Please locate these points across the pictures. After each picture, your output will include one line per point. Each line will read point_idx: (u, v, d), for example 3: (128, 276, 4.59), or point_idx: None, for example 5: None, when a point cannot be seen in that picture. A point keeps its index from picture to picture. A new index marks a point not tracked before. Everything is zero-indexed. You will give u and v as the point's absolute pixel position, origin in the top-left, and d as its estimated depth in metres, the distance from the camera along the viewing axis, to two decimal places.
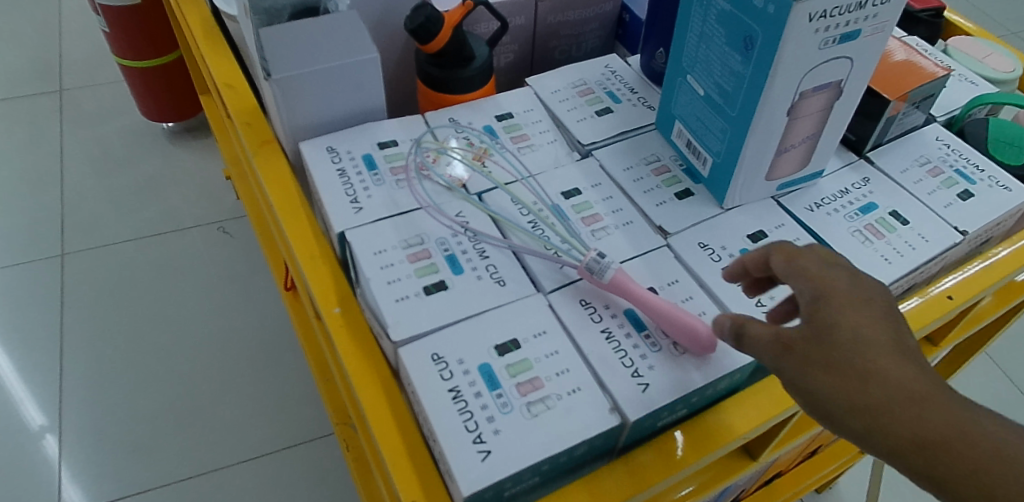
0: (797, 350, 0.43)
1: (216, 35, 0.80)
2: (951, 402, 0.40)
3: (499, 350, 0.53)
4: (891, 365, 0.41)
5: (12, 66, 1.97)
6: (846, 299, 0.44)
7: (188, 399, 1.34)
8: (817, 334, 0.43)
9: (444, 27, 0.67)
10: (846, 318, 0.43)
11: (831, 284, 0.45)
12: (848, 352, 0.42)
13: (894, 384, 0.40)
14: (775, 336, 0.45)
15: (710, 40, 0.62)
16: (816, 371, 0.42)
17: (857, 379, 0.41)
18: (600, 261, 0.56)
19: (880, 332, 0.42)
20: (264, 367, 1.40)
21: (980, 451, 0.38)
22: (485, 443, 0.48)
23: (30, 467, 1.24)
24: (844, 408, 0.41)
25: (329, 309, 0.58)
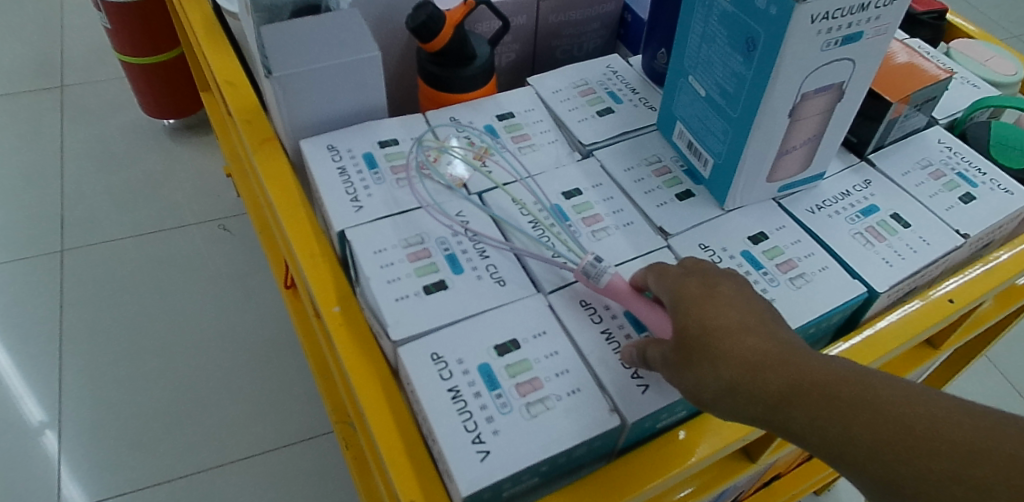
0: (670, 351, 0.47)
1: (217, 32, 0.80)
2: (802, 363, 0.43)
3: (499, 350, 0.52)
4: (745, 342, 0.44)
5: (14, 61, 1.97)
6: (701, 294, 0.48)
7: (188, 396, 1.34)
8: (678, 329, 0.47)
9: (445, 26, 0.67)
10: (701, 310, 0.47)
11: (690, 284, 0.49)
12: (706, 338, 0.45)
13: (749, 360, 0.44)
14: (656, 344, 0.49)
15: (711, 41, 0.62)
16: (683, 365, 0.46)
17: (715, 363, 0.44)
18: (598, 265, 0.55)
19: (730, 315, 0.46)
20: (263, 365, 1.39)
21: (834, 402, 0.41)
22: (484, 443, 0.48)
23: (29, 463, 1.24)
24: (713, 389, 0.45)
25: (329, 308, 0.58)
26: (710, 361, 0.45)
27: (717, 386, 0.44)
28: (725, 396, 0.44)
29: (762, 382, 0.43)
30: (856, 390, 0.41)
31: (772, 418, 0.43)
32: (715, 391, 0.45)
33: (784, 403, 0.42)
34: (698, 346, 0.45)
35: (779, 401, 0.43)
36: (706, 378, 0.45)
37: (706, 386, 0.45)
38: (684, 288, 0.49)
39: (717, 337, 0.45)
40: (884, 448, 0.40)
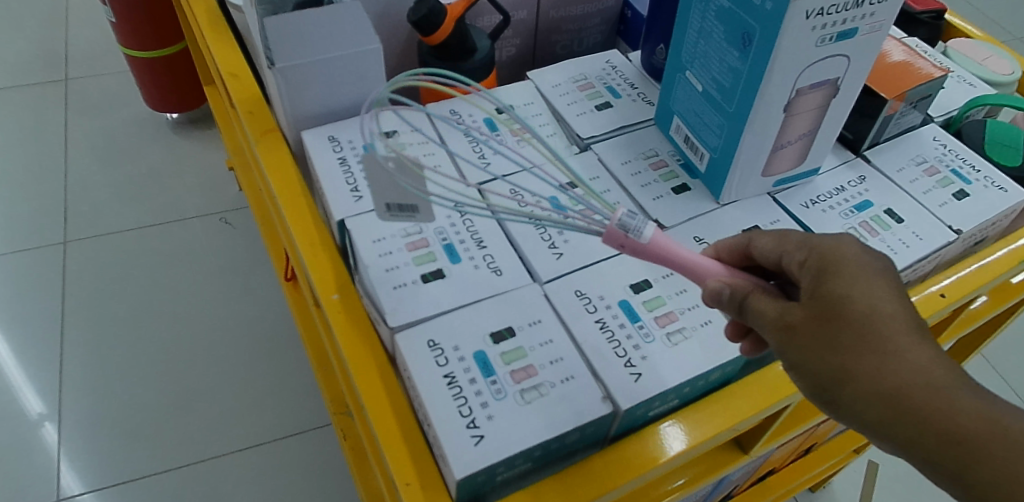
0: (806, 326, 0.44)
1: (221, 25, 0.80)
2: (967, 393, 0.41)
3: (494, 338, 0.53)
4: (909, 346, 0.42)
5: (19, 54, 1.98)
6: (859, 270, 0.44)
7: (187, 388, 1.35)
8: (829, 308, 0.43)
9: (446, 19, 0.68)
10: (861, 290, 0.43)
11: (842, 254, 0.45)
12: (867, 328, 0.42)
13: (914, 369, 0.41)
14: (772, 314, 0.45)
15: (708, 36, 0.63)
16: (826, 350, 0.43)
17: (876, 360, 0.41)
18: (636, 217, 0.51)
19: (891, 303, 0.43)
20: (263, 357, 1.40)
21: (996, 441, 0.40)
22: (478, 428, 0.48)
23: (28, 454, 1.25)
24: (869, 385, 0.42)
25: (328, 296, 0.58)
26: (872, 358, 0.42)
27: (867, 383, 0.42)
28: (873, 396, 0.42)
29: (924, 396, 0.41)
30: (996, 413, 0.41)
31: (921, 430, 0.41)
32: (863, 387, 0.42)
33: (942, 424, 0.40)
34: (865, 333, 0.42)
35: (937, 422, 0.40)
36: (862, 373, 0.42)
37: (854, 379, 0.42)
38: (833, 257, 0.45)
39: (882, 332, 0.42)
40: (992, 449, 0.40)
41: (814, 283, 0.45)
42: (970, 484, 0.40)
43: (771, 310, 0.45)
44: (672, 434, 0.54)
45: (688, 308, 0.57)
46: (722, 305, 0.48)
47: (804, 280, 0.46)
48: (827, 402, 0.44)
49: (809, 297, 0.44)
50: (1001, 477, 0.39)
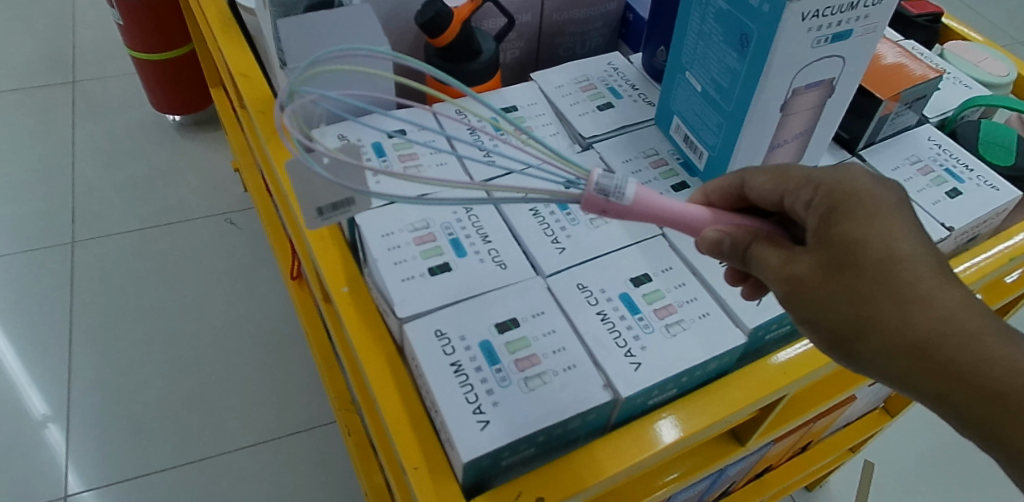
0: (821, 275, 0.44)
1: (232, 27, 0.82)
2: (997, 344, 0.41)
3: (499, 328, 0.55)
4: (933, 290, 0.42)
5: (27, 57, 2.00)
6: (873, 211, 0.44)
7: (191, 388, 1.36)
8: (843, 256, 0.44)
9: (453, 22, 0.70)
10: (877, 234, 0.43)
11: (854, 195, 0.45)
12: (885, 275, 0.42)
13: (938, 315, 0.41)
14: (781, 264, 0.46)
15: (708, 37, 0.65)
16: (840, 300, 0.44)
17: (898, 307, 0.42)
18: (613, 178, 0.50)
19: (911, 243, 0.43)
20: (265, 357, 1.42)
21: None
22: (484, 414, 0.50)
23: (33, 453, 1.27)
24: (892, 335, 0.42)
25: (338, 288, 0.60)
26: (892, 305, 0.42)
27: (887, 333, 0.42)
28: (896, 347, 0.42)
29: (949, 342, 0.41)
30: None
31: (945, 381, 0.41)
32: (885, 337, 0.42)
33: (968, 373, 0.41)
34: (884, 279, 0.42)
35: (962, 370, 0.41)
36: (884, 323, 0.42)
37: (874, 329, 0.43)
38: (845, 199, 0.45)
39: (903, 278, 0.42)
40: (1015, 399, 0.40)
41: (826, 228, 0.45)
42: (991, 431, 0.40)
43: (779, 258, 0.47)
44: (664, 428, 0.55)
45: (687, 301, 0.59)
46: (725, 254, 0.51)
47: (815, 221, 0.46)
48: (847, 351, 0.45)
49: (822, 244, 0.45)
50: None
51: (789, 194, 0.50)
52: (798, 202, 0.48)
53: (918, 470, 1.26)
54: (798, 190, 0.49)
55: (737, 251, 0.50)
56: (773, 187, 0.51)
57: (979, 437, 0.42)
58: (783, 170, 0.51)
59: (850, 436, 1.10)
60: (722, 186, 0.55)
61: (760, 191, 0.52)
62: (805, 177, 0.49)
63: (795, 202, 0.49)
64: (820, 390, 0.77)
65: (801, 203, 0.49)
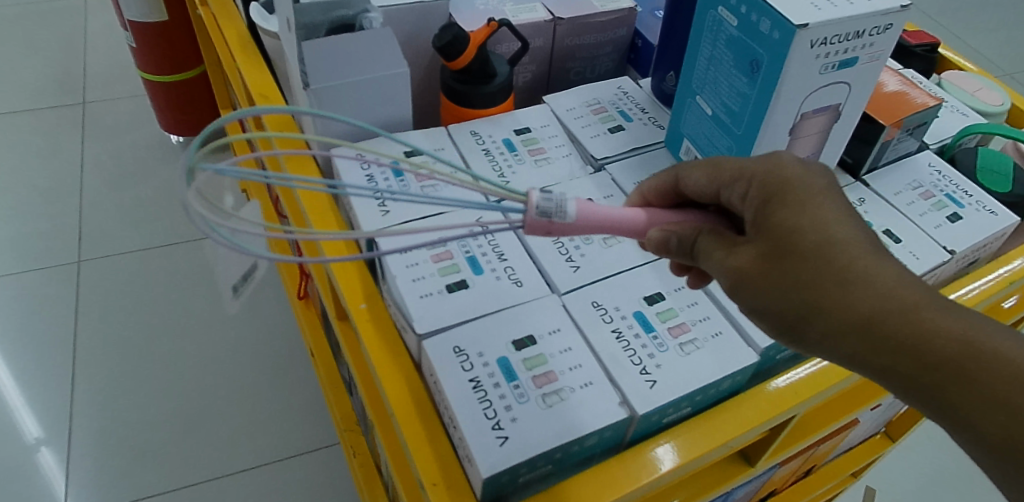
0: (762, 265, 0.44)
1: (251, 48, 0.83)
2: (938, 314, 0.41)
3: (516, 345, 0.56)
4: (872, 269, 0.42)
5: (38, 78, 2.03)
6: (806, 197, 0.45)
7: (187, 411, 1.36)
8: (783, 245, 0.44)
9: (469, 46, 0.72)
10: (813, 222, 0.43)
11: (788, 183, 0.45)
12: (825, 260, 0.43)
13: (880, 293, 0.42)
14: (723, 257, 0.46)
15: (719, 62, 0.67)
16: (787, 289, 0.44)
17: (840, 290, 0.42)
18: (552, 199, 0.49)
19: (845, 226, 0.43)
20: (265, 379, 1.42)
21: (971, 360, 0.41)
22: (503, 430, 0.51)
23: (32, 473, 1.26)
24: (837, 318, 0.42)
25: (356, 305, 0.61)
26: (835, 289, 0.42)
27: (834, 317, 0.43)
28: (844, 329, 0.42)
29: (893, 319, 0.42)
30: (968, 334, 0.41)
31: (893, 356, 0.42)
32: (832, 320, 0.43)
33: (913, 348, 0.41)
34: (822, 263, 0.43)
35: (908, 344, 0.41)
36: (828, 307, 0.42)
37: (821, 314, 0.43)
38: (779, 187, 0.45)
39: (843, 262, 0.42)
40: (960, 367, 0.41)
41: (765, 218, 0.45)
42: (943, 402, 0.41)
43: (722, 252, 0.47)
44: (663, 455, 0.55)
45: (699, 320, 0.60)
46: (671, 252, 0.50)
47: (752, 211, 0.47)
48: (797, 339, 0.45)
49: (762, 234, 0.45)
50: (977, 401, 0.40)
51: (724, 187, 0.49)
52: (733, 195, 0.48)
53: (919, 496, 1.26)
54: (732, 183, 0.49)
55: (683, 249, 0.49)
56: (707, 182, 0.50)
57: (927, 406, 0.42)
58: (714, 164, 0.50)
59: (851, 461, 1.10)
60: (657, 185, 0.54)
61: (695, 187, 0.51)
62: (738, 169, 0.48)
63: (731, 195, 0.49)
64: (827, 411, 0.78)
65: (736, 196, 0.48)
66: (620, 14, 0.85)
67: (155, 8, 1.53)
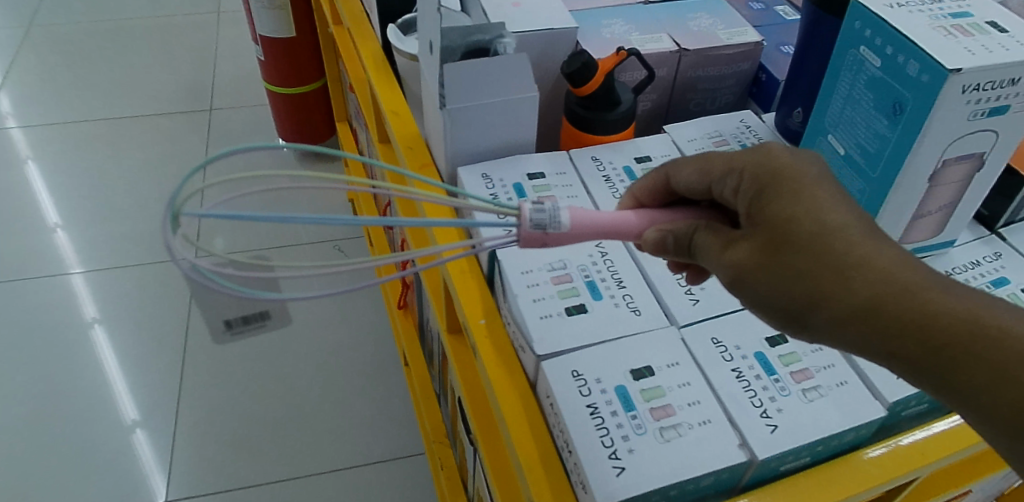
0: (760, 257, 0.44)
1: (385, 68, 0.87)
2: (942, 295, 0.39)
3: (635, 375, 0.55)
4: (869, 253, 0.41)
5: (172, 84, 2.18)
6: (800, 187, 0.44)
7: (274, 409, 1.41)
8: (778, 235, 0.43)
9: (597, 73, 0.72)
10: (807, 210, 0.43)
11: (777, 173, 0.45)
12: (822, 248, 0.42)
13: (880, 277, 0.40)
14: (723, 250, 0.46)
15: (857, 102, 0.64)
16: (784, 281, 0.43)
17: (838, 277, 0.41)
18: (545, 211, 0.50)
19: (841, 212, 0.43)
20: (350, 385, 1.46)
21: (979, 341, 0.38)
22: (620, 460, 0.50)
23: (134, 453, 1.34)
24: (835, 305, 0.41)
25: (475, 321, 0.62)
26: (832, 277, 0.41)
27: (835, 306, 0.41)
28: (845, 317, 0.41)
29: (893, 302, 0.40)
30: (973, 314, 0.39)
31: (897, 340, 0.40)
32: (833, 309, 0.41)
33: (915, 331, 0.39)
34: (817, 250, 0.42)
35: (912, 328, 0.39)
36: (827, 295, 0.41)
37: (823, 304, 0.42)
38: (770, 179, 0.45)
39: (837, 249, 0.41)
40: (969, 348, 0.38)
41: (759, 210, 0.45)
42: (955, 388, 0.39)
43: (718, 246, 0.47)
44: None
45: (824, 367, 0.57)
46: (669, 251, 0.50)
47: (749, 205, 0.46)
48: (800, 330, 0.44)
49: (757, 227, 0.45)
50: (990, 380, 0.37)
51: (715, 182, 0.50)
52: (726, 189, 0.49)
53: None
54: (723, 178, 0.49)
55: (681, 247, 0.50)
56: (698, 177, 0.51)
57: (942, 393, 0.40)
58: (703, 160, 0.51)
59: None
60: (647, 186, 0.55)
61: (687, 183, 0.52)
62: (727, 164, 0.49)
63: (722, 189, 0.49)
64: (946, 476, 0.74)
65: (728, 190, 0.49)
66: (746, 47, 0.84)
67: (284, 24, 1.62)
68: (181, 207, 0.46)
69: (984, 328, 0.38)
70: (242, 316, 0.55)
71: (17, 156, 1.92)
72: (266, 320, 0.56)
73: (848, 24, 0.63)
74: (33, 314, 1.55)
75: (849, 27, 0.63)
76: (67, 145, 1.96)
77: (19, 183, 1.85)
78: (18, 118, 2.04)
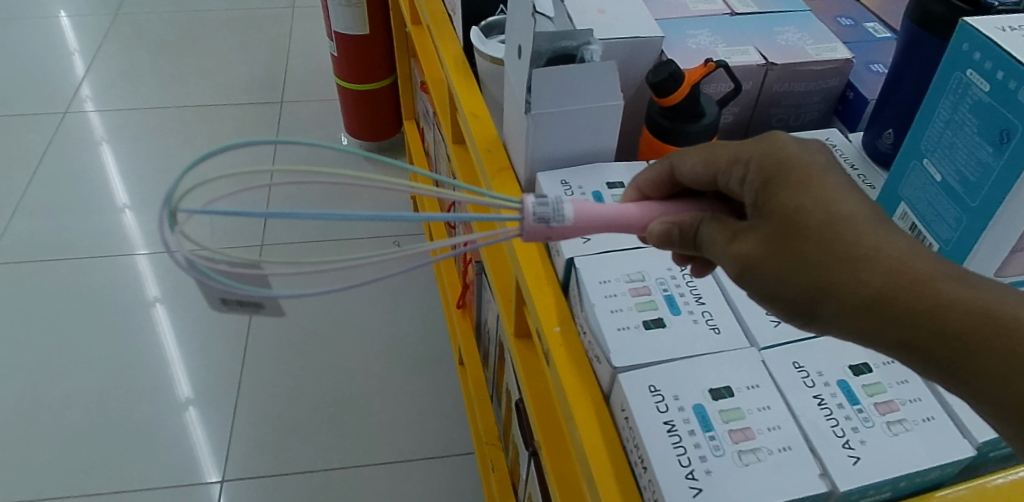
0: (768, 248, 0.44)
1: (465, 70, 0.88)
2: (953, 283, 0.38)
3: (713, 394, 0.55)
4: (878, 242, 0.40)
5: (247, 75, 2.25)
6: (808, 178, 0.44)
7: (327, 398, 1.43)
8: (786, 225, 0.43)
9: (683, 85, 0.71)
10: (815, 200, 0.43)
11: (784, 163, 0.46)
12: (830, 237, 0.41)
13: (889, 265, 0.40)
14: (730, 241, 0.47)
15: (959, 126, 0.62)
16: (793, 272, 0.43)
17: (846, 266, 0.40)
18: (548, 206, 0.51)
19: (849, 202, 0.42)
20: (401, 381, 1.47)
21: (995, 329, 0.36)
22: (697, 480, 0.50)
23: (185, 430, 1.37)
24: (844, 295, 0.40)
25: (550, 328, 0.62)
26: (840, 266, 0.40)
27: (844, 296, 0.41)
28: (855, 307, 0.40)
29: (902, 291, 0.39)
30: (987, 301, 0.37)
31: (906, 329, 0.39)
32: (842, 299, 0.41)
33: (926, 322, 0.38)
34: (824, 239, 0.41)
35: (924, 316, 0.38)
36: (835, 284, 0.41)
37: (832, 295, 0.41)
38: (777, 168, 0.46)
39: (847, 239, 0.41)
40: (984, 337, 0.36)
41: (768, 201, 0.45)
42: (971, 379, 0.37)
43: (726, 239, 0.47)
44: None
45: (910, 400, 0.55)
46: (676, 243, 0.51)
47: (758, 197, 0.47)
48: (809, 321, 0.43)
49: (766, 218, 0.45)
50: (1007, 369, 0.36)
51: (722, 173, 0.51)
52: (733, 181, 0.49)
53: None
54: (730, 169, 0.50)
55: (686, 239, 0.50)
56: (704, 169, 0.52)
57: (958, 388, 0.38)
58: (710, 151, 0.52)
59: None
60: (651, 178, 0.56)
61: (692, 174, 0.53)
62: (733, 155, 0.50)
63: (729, 179, 0.50)
64: None
65: (735, 181, 0.50)
66: (835, 64, 0.81)
67: (359, 21, 1.65)
68: (178, 204, 0.48)
69: (999, 315, 0.36)
70: (236, 298, 0.55)
71: (94, 138, 2.00)
72: (260, 307, 0.55)
73: (956, 45, 0.61)
74: (101, 290, 1.61)
75: (956, 49, 0.61)
76: (141, 130, 2.03)
77: (94, 164, 1.92)
78: (97, 102, 2.13)
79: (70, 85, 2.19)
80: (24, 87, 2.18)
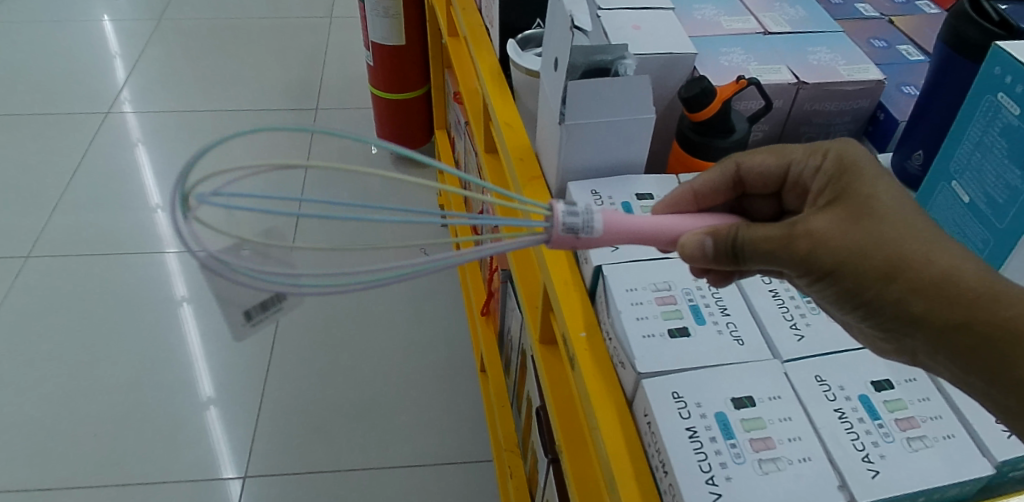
0: (843, 228, 0.47)
1: (501, 81, 0.90)
2: (1002, 280, 0.43)
3: (735, 403, 0.56)
4: (940, 234, 0.45)
5: (285, 82, 2.30)
6: (880, 173, 0.49)
7: (350, 399, 1.45)
8: (860, 207, 0.47)
9: (715, 100, 0.73)
10: (889, 190, 0.48)
11: (855, 160, 0.51)
12: (905, 221, 0.46)
13: (952, 252, 0.44)
14: (792, 228, 0.49)
15: (988, 149, 0.62)
16: (865, 249, 0.46)
17: (920, 246, 0.45)
18: (579, 217, 0.52)
19: (911, 201, 0.48)
20: (423, 385, 1.49)
21: None
22: (717, 486, 0.51)
23: (207, 427, 1.40)
24: (915, 271, 0.44)
25: (576, 333, 0.63)
26: (917, 245, 0.45)
27: (913, 273, 0.44)
28: (922, 284, 0.44)
29: (963, 276, 0.43)
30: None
31: (965, 310, 0.43)
32: (912, 276, 0.44)
33: (985, 306, 0.42)
34: (900, 222, 0.46)
35: (979, 303, 0.42)
36: (908, 260, 0.44)
37: (902, 271, 0.44)
38: (849, 164, 0.51)
39: (919, 225, 0.45)
40: None
41: (842, 189, 0.50)
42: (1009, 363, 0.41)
43: (787, 222, 0.49)
44: None
45: (931, 417, 0.55)
46: (706, 254, 0.52)
47: (827, 189, 0.51)
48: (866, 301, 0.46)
49: (839, 204, 0.49)
50: None
51: (795, 164, 0.56)
52: (808, 169, 0.55)
53: None
54: (805, 160, 0.55)
55: (721, 246, 0.51)
56: (777, 163, 0.58)
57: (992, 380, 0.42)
58: (780, 151, 0.58)
59: None
60: (712, 177, 0.61)
61: (763, 168, 0.59)
62: (809, 149, 0.56)
63: (802, 169, 0.55)
64: None
65: (809, 169, 0.55)
66: (867, 85, 0.82)
67: (395, 32, 1.68)
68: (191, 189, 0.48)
69: None
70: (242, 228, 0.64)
71: (130, 139, 2.06)
72: None
73: (987, 70, 0.62)
74: (132, 287, 1.65)
75: (988, 73, 0.61)
76: (176, 133, 2.08)
77: (129, 165, 1.97)
78: (136, 104, 2.19)
79: (111, 87, 2.26)
80: (67, 89, 2.25)
